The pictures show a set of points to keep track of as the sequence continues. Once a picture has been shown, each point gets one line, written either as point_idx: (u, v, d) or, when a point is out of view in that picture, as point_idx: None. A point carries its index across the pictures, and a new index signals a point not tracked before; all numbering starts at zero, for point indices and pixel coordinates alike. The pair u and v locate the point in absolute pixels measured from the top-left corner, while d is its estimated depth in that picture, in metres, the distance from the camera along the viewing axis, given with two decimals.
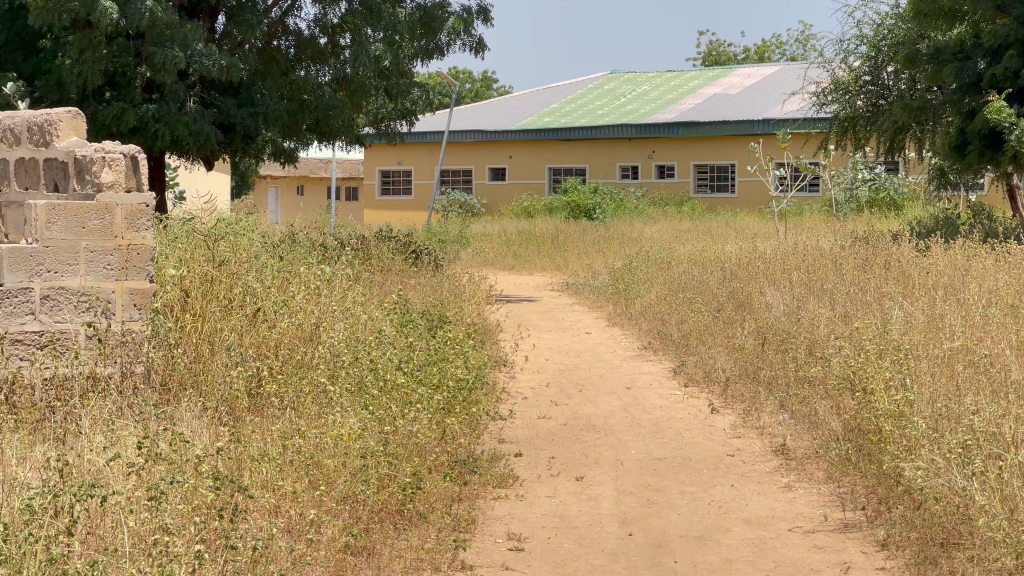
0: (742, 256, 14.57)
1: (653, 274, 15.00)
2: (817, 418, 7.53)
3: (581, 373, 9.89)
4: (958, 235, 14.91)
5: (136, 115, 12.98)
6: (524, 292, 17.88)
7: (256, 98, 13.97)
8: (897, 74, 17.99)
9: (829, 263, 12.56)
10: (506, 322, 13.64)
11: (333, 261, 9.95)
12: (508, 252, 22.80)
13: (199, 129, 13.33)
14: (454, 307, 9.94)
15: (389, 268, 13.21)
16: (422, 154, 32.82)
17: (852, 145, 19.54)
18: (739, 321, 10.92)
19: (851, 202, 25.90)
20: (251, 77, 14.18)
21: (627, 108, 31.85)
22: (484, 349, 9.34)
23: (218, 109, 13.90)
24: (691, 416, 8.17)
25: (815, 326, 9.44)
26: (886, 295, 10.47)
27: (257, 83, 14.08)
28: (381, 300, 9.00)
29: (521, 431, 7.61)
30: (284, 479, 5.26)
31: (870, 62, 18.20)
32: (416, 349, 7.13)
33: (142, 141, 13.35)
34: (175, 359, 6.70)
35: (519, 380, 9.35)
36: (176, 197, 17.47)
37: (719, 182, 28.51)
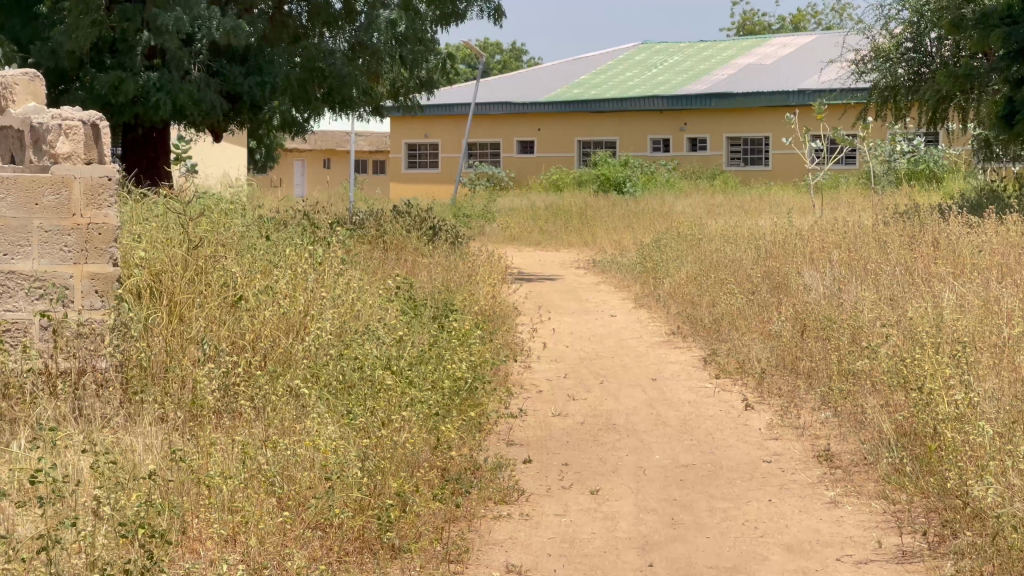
0: (778, 233, 13.68)
1: (683, 252, 14.15)
2: (864, 418, 6.73)
3: (603, 363, 9.10)
4: (1007, 210, 14.03)
5: (137, 84, 12.18)
6: (548, 270, 17.10)
7: (264, 67, 13.13)
8: (940, 41, 17.05)
9: (873, 241, 11.68)
10: (526, 303, 12.87)
11: (336, 242, 9.16)
12: (534, 227, 22.01)
13: (203, 97, 12.46)
14: (465, 290, 9.15)
15: (402, 249, 12.45)
16: (448, 126, 32.00)
17: (894, 116, 18.59)
18: (775, 304, 10.09)
19: (890, 174, 24.97)
20: (260, 43, 13.35)
21: (658, 79, 30.92)
22: (497, 339, 8.55)
23: (225, 78, 13.09)
24: (722, 412, 7.36)
25: (860, 311, 8.60)
26: (936, 278, 9.64)
27: (266, 50, 13.23)
28: (382, 283, 8.21)
29: (533, 431, 6.84)
30: (245, 501, 4.51)
31: (912, 29, 17.26)
32: (414, 343, 6.34)
33: (142, 112, 12.56)
34: (141, 354, 5.92)
35: (535, 372, 8.56)
36: (186, 171, 16.74)
37: (753, 155, 27.63)
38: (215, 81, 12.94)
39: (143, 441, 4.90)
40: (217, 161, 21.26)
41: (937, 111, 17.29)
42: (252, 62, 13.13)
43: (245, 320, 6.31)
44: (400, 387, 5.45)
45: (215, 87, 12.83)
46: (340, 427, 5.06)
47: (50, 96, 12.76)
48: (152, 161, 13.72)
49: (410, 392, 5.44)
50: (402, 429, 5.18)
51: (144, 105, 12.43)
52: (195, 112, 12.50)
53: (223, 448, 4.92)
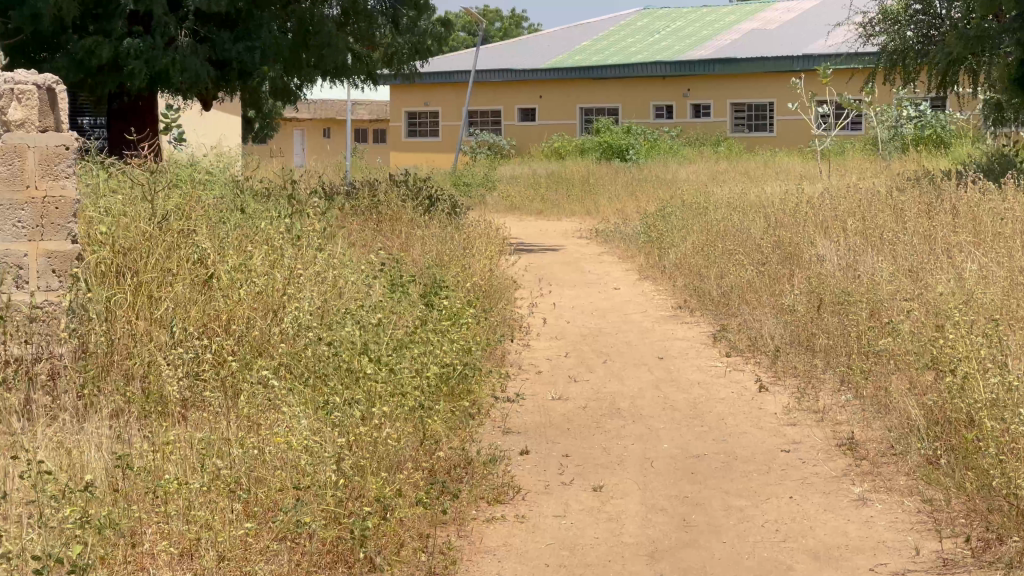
0: (787, 201, 13.14)
1: (689, 220, 13.62)
2: (888, 402, 6.22)
3: (606, 340, 8.58)
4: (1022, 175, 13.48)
5: (118, 49, 11.61)
6: (549, 240, 16.58)
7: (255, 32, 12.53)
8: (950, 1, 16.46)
9: (887, 209, 11.14)
10: (526, 276, 12.35)
11: (322, 217, 8.62)
12: (536, 196, 21.46)
13: (189, 64, 11.89)
14: (458, 265, 8.63)
15: (397, 222, 11.94)
16: (448, 94, 31.39)
17: (903, 80, 18.03)
18: (787, 277, 9.57)
19: (897, 139, 24.41)
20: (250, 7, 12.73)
21: (660, 44, 30.31)
22: (493, 317, 8.03)
23: (212, 43, 12.48)
24: (734, 395, 6.85)
25: (879, 284, 8.08)
26: (956, 248, 9.13)
27: (256, 13, 12.60)
28: (367, 258, 7.68)
29: (530, 419, 6.34)
30: (204, 510, 4.01)
31: None
32: (399, 327, 5.84)
33: (125, 79, 11.99)
34: (99, 339, 5.41)
35: (535, 351, 8.04)
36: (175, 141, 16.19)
37: (758, 121, 27.02)
38: (202, 46, 12.36)
39: (92, 440, 4.40)
40: (212, 129, 20.75)
41: (946, 74, 16.74)
42: (242, 27, 12.52)
43: (214, 301, 5.81)
44: (381, 375, 4.95)
45: (203, 53, 12.24)
46: (313, 422, 4.57)
47: (30, 62, 12.17)
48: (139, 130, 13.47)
49: (392, 379, 4.94)
50: (384, 423, 4.68)
51: (126, 73, 11.86)
52: (182, 80, 11.93)
53: (182, 446, 4.42)
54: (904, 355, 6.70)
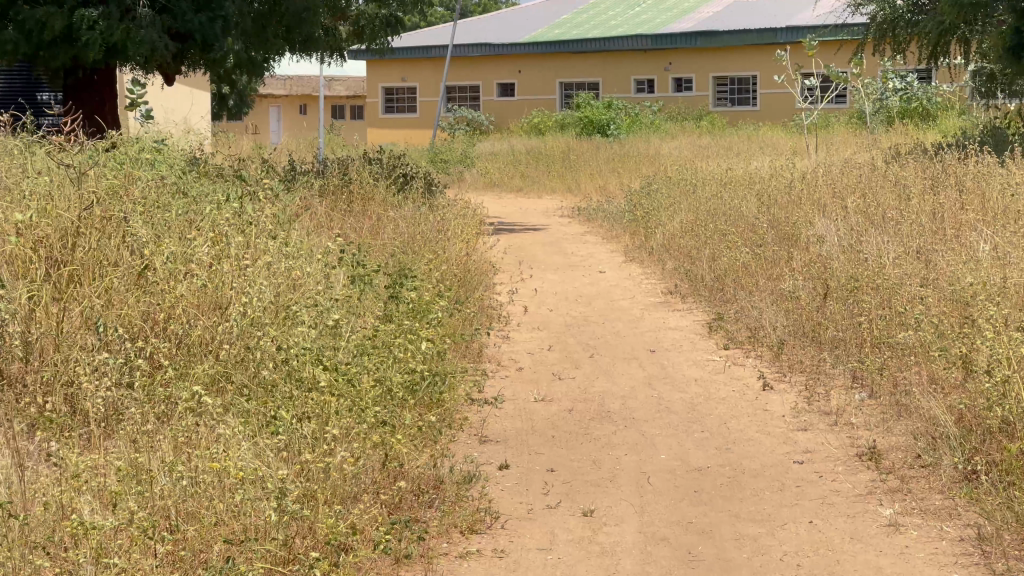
0: (779, 177, 12.48)
1: (675, 197, 12.96)
2: (909, 405, 5.58)
3: (592, 330, 7.92)
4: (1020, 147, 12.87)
5: (71, 21, 10.88)
6: (531, 219, 15.90)
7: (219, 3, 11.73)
8: None
9: (887, 185, 10.47)
10: (506, 258, 11.67)
11: (283, 202, 7.92)
12: (516, 172, 20.78)
13: (147, 36, 11.15)
14: (431, 251, 7.95)
15: (368, 204, 11.24)
16: (426, 69, 30.61)
17: (893, 52, 17.38)
18: (785, 260, 8.91)
19: (882, 112, 23.78)
20: None
21: (641, 17, 29.58)
22: (469, 307, 7.34)
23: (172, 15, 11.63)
24: (735, 395, 6.20)
25: (886, 269, 7.43)
26: (964, 229, 8.50)
27: None
28: (329, 244, 6.98)
29: (510, 424, 5.70)
30: (114, 561, 3.34)
31: None
32: (359, 326, 5.17)
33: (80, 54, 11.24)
34: (12, 346, 4.71)
35: (515, 345, 7.37)
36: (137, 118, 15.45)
37: (740, 95, 26.36)
38: (162, 17, 11.63)
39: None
40: (180, 105, 20.00)
41: (937, 45, 16.09)
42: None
43: (148, 301, 5.16)
44: (334, 382, 4.30)
45: (163, 25, 11.49)
46: (254, 445, 3.93)
47: None
48: (97, 106, 12.70)
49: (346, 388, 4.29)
50: (337, 444, 4.03)
51: (82, 47, 11.11)
52: (141, 54, 11.19)
53: (98, 477, 3.78)
54: (925, 351, 6.05)
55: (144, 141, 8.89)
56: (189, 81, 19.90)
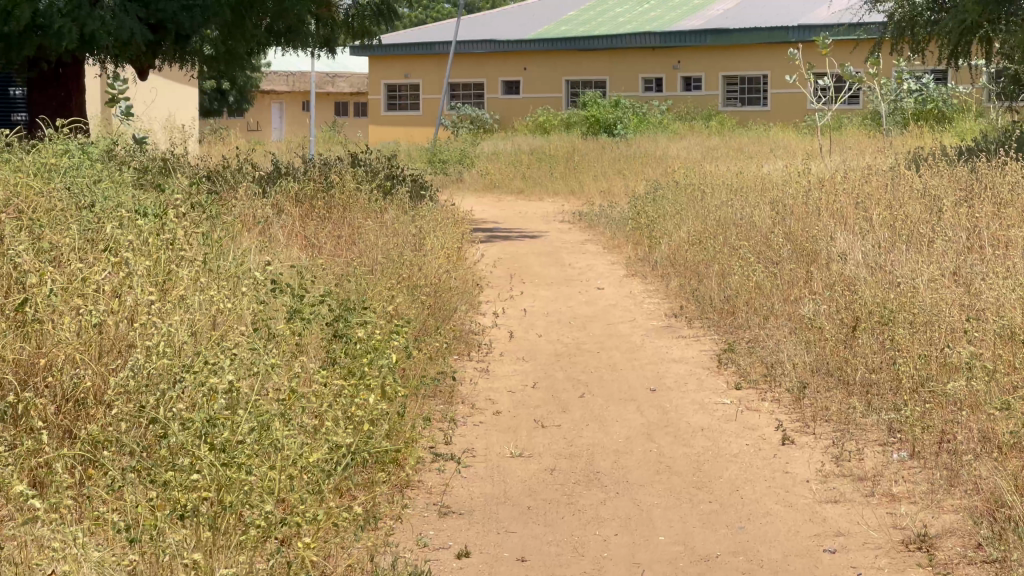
0: (797, 182, 11.49)
1: (682, 203, 11.99)
2: (960, 479, 4.59)
3: (585, 361, 6.95)
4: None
5: (33, 9, 9.85)
6: (529, 225, 14.94)
7: None
8: None
9: (915, 193, 9.48)
10: (498, 270, 10.70)
11: (233, 221, 6.92)
12: (517, 173, 19.77)
13: (120, 24, 10.14)
14: (401, 272, 6.95)
15: (347, 211, 10.24)
16: (429, 66, 29.60)
17: (912, 51, 16.40)
18: (807, 281, 7.91)
19: (897, 114, 22.79)
20: None
21: (650, 14, 28.56)
22: (441, 343, 6.34)
23: None
24: (749, 450, 5.22)
25: (921, 299, 6.44)
26: (1003, 250, 7.52)
27: None
28: (272, 265, 5.98)
29: (477, 489, 4.71)
30: None
31: None
32: (286, 383, 4.17)
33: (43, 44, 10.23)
34: None
35: (494, 382, 6.38)
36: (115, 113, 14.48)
37: (751, 95, 25.36)
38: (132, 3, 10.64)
39: None
40: (166, 101, 18.89)
41: (959, 44, 15.12)
42: None
43: (22, 344, 4.19)
44: (229, 466, 3.32)
45: (136, 13, 10.48)
46: (104, 555, 2.95)
47: None
48: (62, 102, 11.66)
49: (243, 475, 3.31)
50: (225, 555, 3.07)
51: (45, 35, 10.10)
52: (105, 44, 10.16)
53: None
54: (982, 401, 5.09)
55: (92, 148, 7.88)
56: (168, 74, 18.79)
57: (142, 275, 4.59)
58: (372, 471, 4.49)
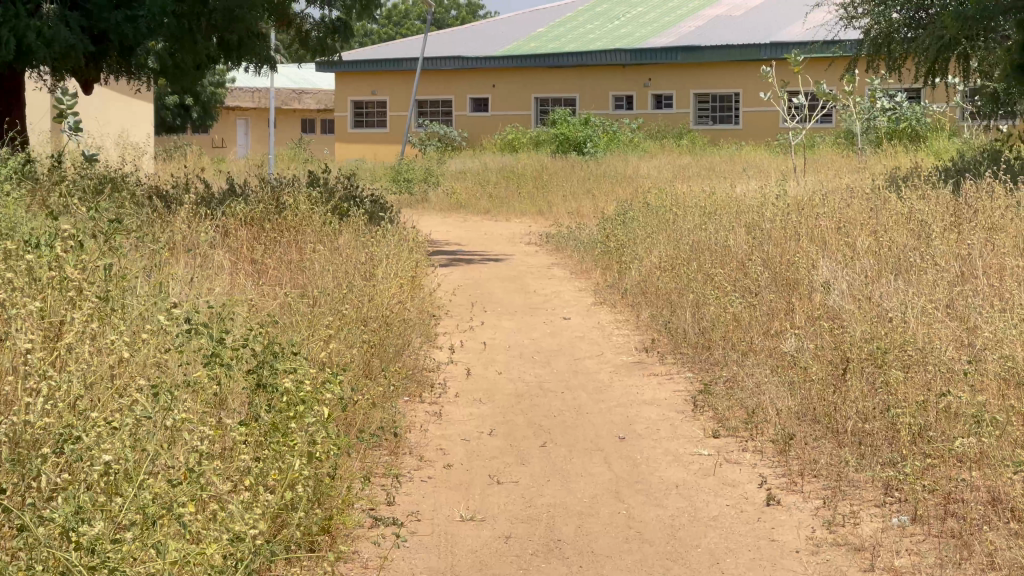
0: (772, 205, 10.93)
1: (653, 226, 11.43)
2: (976, 557, 4.00)
3: (550, 403, 6.34)
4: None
5: None
6: (495, 247, 14.35)
7: None
8: None
9: (900, 217, 8.91)
10: (459, 297, 10.10)
11: (160, 256, 6.28)
12: (484, 193, 19.16)
13: (59, 36, 9.41)
14: (345, 309, 6.33)
15: (300, 235, 9.60)
16: (396, 82, 29.00)
17: (888, 69, 15.90)
18: (787, 313, 7.34)
19: (870, 133, 22.35)
20: None
21: (620, 31, 28.06)
22: (387, 388, 5.74)
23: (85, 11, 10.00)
24: (730, 512, 4.63)
25: (916, 338, 5.88)
26: (995, 282, 6.97)
27: None
28: (191, 303, 5.35)
29: (421, 563, 4.10)
30: None
31: None
32: (188, 451, 3.59)
33: None
34: None
35: (447, 429, 5.76)
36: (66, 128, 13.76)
37: (722, 113, 24.88)
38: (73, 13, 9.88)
39: None
40: (117, 116, 18.14)
41: (936, 61, 14.60)
42: None
43: None
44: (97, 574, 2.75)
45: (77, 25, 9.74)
46: None
47: None
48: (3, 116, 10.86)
49: None
50: None
51: None
52: (43, 56, 9.43)
53: None
54: (996, 462, 4.51)
55: (17, 174, 7.21)
56: (118, 88, 18.06)
57: (27, 318, 3.99)
58: (292, 549, 3.92)
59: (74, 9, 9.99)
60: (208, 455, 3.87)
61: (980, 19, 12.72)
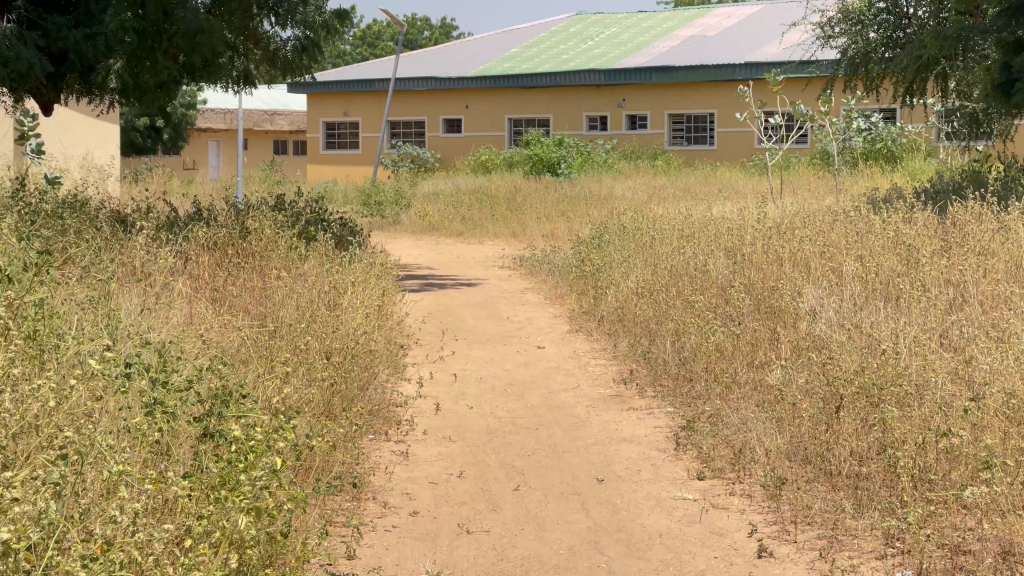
0: (753, 228, 10.61)
1: (629, 251, 11.09)
2: None
3: (524, 441, 5.97)
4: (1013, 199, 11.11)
5: None
6: (467, 270, 14.00)
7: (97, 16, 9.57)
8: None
9: (885, 242, 8.58)
10: (430, 325, 9.74)
11: (110, 291, 5.90)
12: (456, 215, 18.80)
13: (15, 54, 9.00)
14: (308, 344, 5.96)
15: (265, 260, 9.22)
16: (368, 104, 28.65)
17: (865, 89, 15.63)
18: (772, 344, 7.01)
19: (846, 153, 22.11)
20: None
21: (594, 52, 27.79)
22: (348, 430, 5.36)
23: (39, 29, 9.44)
24: (719, 565, 4.27)
25: (911, 371, 5.54)
26: (988, 312, 6.65)
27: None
28: (139, 340, 4.98)
29: None
30: None
31: None
32: (123, 513, 3.23)
33: None
34: None
35: (414, 471, 5.39)
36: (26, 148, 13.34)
37: (697, 134, 24.62)
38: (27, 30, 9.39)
39: None
40: (80, 136, 17.70)
41: (914, 81, 14.34)
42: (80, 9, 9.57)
43: None
44: None
45: (35, 44, 9.30)
46: None
47: None
48: None
49: None
50: None
51: None
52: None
53: None
54: (1009, 512, 4.16)
55: None
56: (79, 109, 17.64)
57: None
58: None
59: (30, 27, 9.51)
60: (147, 514, 3.50)
61: (961, 39, 12.45)
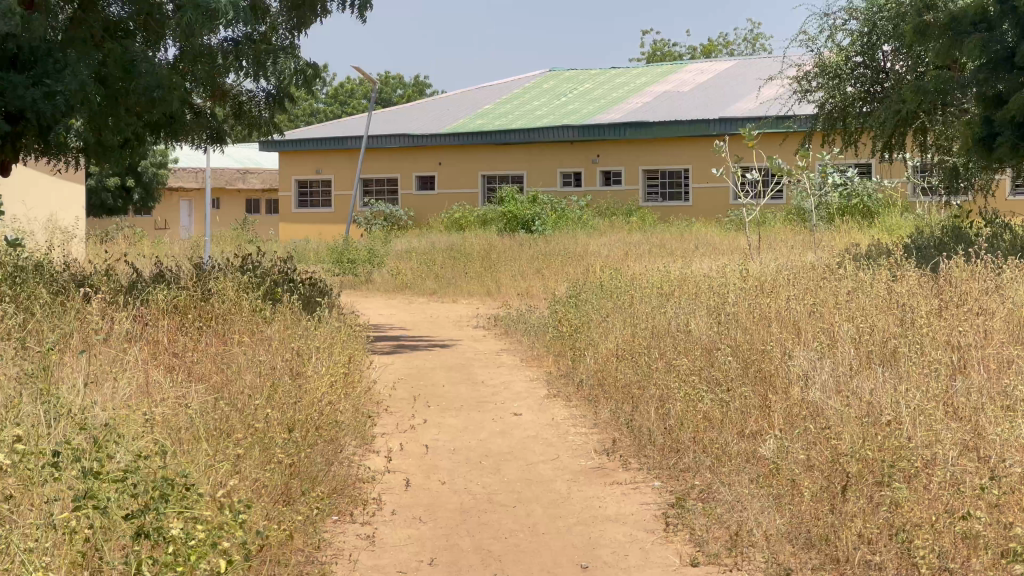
0: (735, 286, 10.19)
1: (606, 311, 10.66)
2: None
3: (500, 522, 5.50)
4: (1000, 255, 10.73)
5: None
6: (442, 331, 13.55)
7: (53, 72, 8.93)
8: (896, 52, 13.72)
9: (876, 302, 8.17)
10: (401, 391, 9.28)
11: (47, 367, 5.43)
12: (429, 273, 18.36)
13: None
14: (266, 423, 5.50)
15: (227, 324, 8.75)
16: (340, 161, 28.29)
17: (843, 144, 15.32)
18: (765, 413, 6.57)
19: (822, 209, 21.81)
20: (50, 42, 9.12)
21: (567, 107, 27.50)
22: (307, 517, 4.91)
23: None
24: None
25: (919, 444, 5.10)
26: (991, 379, 6.22)
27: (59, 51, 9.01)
28: (74, 424, 4.52)
29: None
30: None
31: (863, 38, 13.94)
32: None
33: None
34: None
35: (381, 558, 4.92)
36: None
37: (672, 189, 24.32)
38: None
39: None
40: (44, 196, 17.25)
41: (893, 136, 14.03)
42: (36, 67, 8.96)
43: None
44: None
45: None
46: None
47: None
48: None
49: None
50: None
51: None
52: None
53: None
54: None
55: None
56: (41, 168, 17.19)
57: None
58: None
59: None
60: None
61: (940, 94, 12.09)
